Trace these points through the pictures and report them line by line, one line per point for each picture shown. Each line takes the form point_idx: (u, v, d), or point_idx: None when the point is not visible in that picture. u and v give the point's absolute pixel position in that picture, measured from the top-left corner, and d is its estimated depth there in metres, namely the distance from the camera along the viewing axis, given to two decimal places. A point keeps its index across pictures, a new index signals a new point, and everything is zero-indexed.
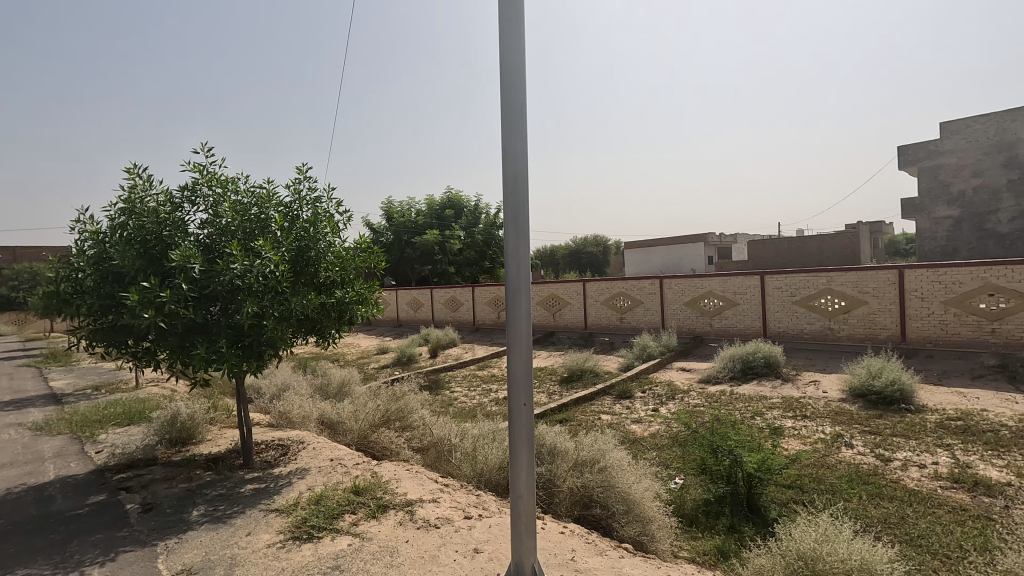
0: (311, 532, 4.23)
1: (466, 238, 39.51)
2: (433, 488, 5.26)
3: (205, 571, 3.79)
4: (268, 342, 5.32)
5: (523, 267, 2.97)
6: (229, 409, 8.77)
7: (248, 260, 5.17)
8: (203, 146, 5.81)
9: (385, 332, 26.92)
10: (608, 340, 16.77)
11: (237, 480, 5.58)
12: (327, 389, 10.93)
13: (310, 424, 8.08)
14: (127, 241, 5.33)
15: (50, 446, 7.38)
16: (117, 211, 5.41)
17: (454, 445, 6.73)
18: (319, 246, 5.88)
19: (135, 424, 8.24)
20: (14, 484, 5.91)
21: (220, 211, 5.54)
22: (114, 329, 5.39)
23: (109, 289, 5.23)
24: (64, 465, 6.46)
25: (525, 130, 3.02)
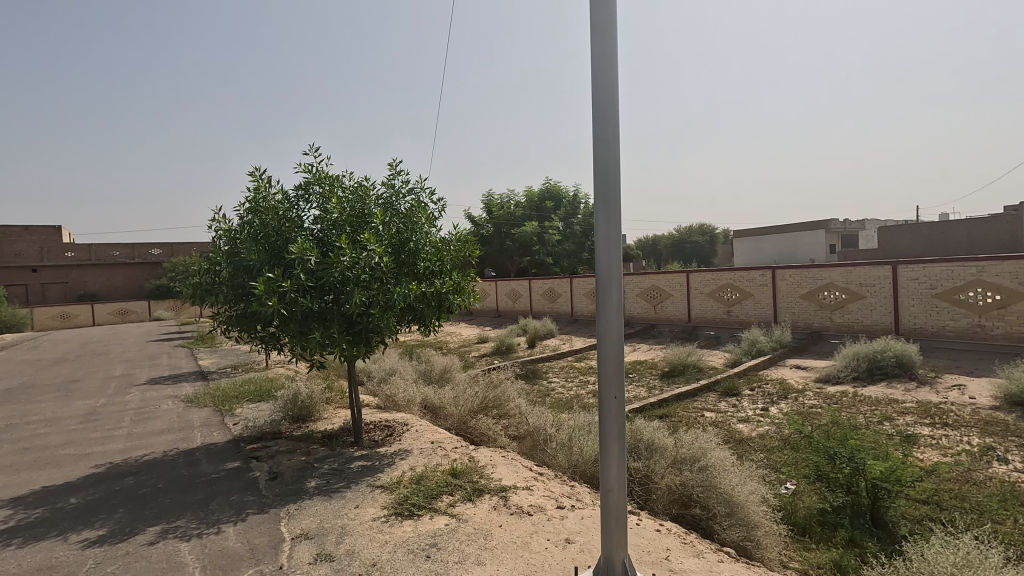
0: (412, 509, 4.47)
1: (565, 229, 39.36)
2: (527, 476, 5.34)
3: (320, 537, 4.14)
4: (375, 329, 5.67)
5: (614, 257, 2.86)
6: (343, 390, 9.51)
7: (355, 253, 5.54)
8: (314, 147, 6.29)
9: (485, 321, 27.74)
10: (714, 334, 15.93)
11: (347, 457, 6.04)
12: (431, 375, 11.48)
13: (414, 408, 8.53)
14: (254, 237, 5.92)
15: (197, 416, 8.45)
16: (245, 210, 6.03)
17: (549, 436, 6.76)
18: (417, 238, 6.16)
19: (265, 401, 9.21)
20: (169, 448, 6.85)
21: (330, 206, 5.97)
22: (246, 316, 6.04)
23: (240, 280, 5.84)
24: (208, 434, 7.38)
25: (617, 115, 2.92)
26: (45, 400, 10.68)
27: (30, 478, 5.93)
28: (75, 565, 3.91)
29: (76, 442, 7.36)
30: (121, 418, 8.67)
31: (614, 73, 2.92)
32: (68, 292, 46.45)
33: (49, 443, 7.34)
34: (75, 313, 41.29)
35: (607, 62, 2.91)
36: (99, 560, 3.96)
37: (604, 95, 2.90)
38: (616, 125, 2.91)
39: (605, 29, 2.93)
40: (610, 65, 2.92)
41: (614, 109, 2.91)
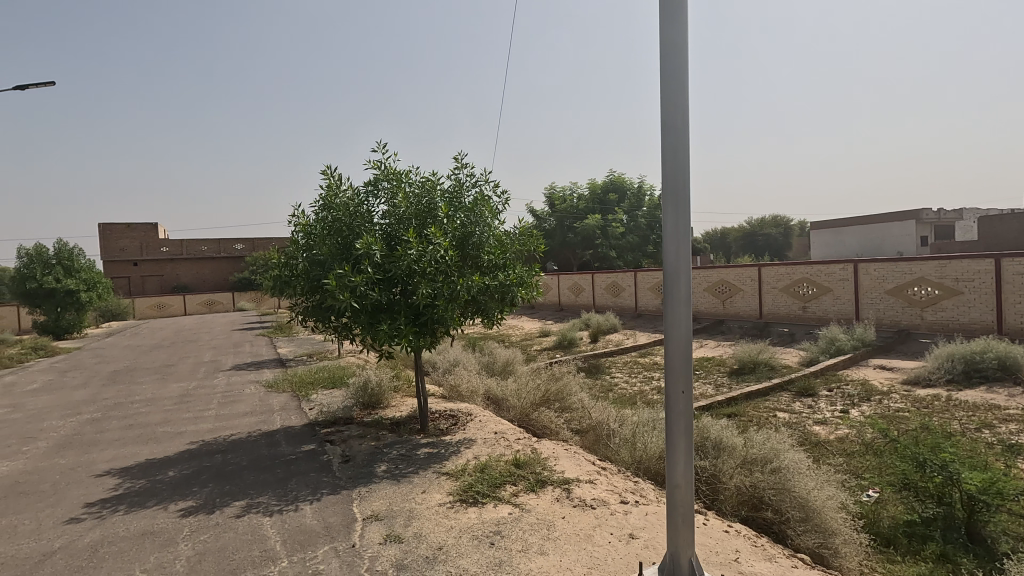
0: (476, 497, 4.57)
1: (629, 222, 38.61)
2: (590, 470, 5.32)
3: (390, 518, 4.32)
4: (440, 321, 5.82)
5: (683, 248, 2.78)
6: (409, 380, 9.82)
7: (421, 246, 5.70)
8: (382, 144, 6.51)
9: (547, 315, 27.77)
10: (788, 331, 15.16)
11: (414, 444, 6.25)
12: (493, 367, 11.64)
13: (477, 399, 8.69)
14: (327, 232, 6.21)
15: (277, 401, 9.01)
16: (319, 206, 6.34)
17: (612, 430, 6.69)
18: (481, 231, 6.25)
19: (337, 388, 9.68)
20: (253, 429, 7.35)
21: (397, 201, 6.16)
22: (320, 307, 6.36)
23: (315, 273, 6.16)
24: (287, 418, 7.86)
25: (686, 101, 2.83)
26: (146, 382, 11.74)
27: (134, 452, 6.54)
28: (173, 532, 4.29)
29: (172, 420, 8.05)
30: (211, 400, 9.39)
31: (683, 57, 2.83)
32: (164, 284, 50.67)
33: (150, 421, 8.07)
34: (170, 303, 44.99)
35: (677, 46, 2.82)
36: (194, 529, 4.32)
37: (674, 80, 2.82)
38: (686, 111, 2.82)
39: (675, 11, 2.84)
40: (680, 50, 2.83)
41: (683, 95, 2.81)
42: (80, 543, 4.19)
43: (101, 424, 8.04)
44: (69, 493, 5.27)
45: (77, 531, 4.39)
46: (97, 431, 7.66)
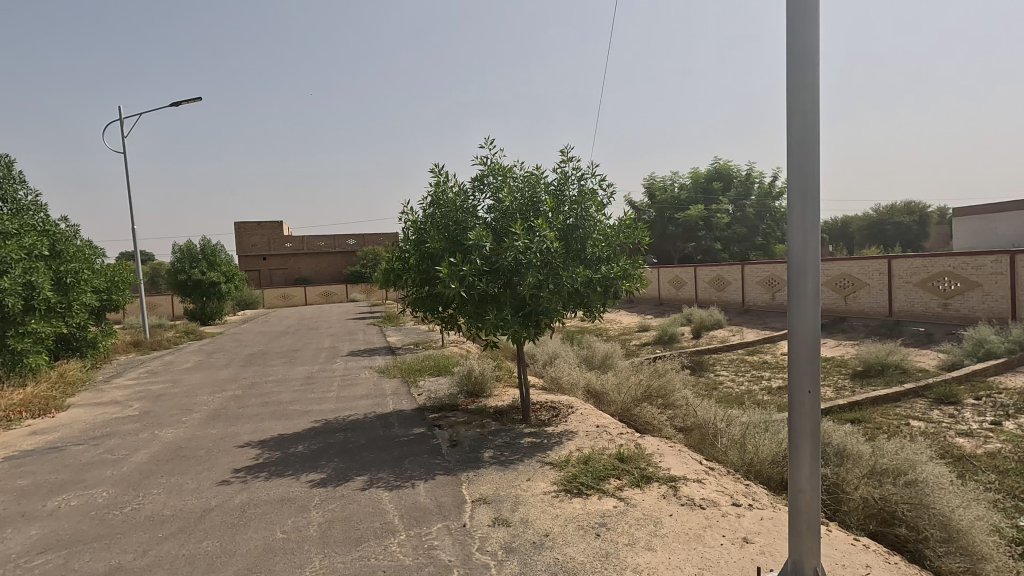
0: (581, 488, 4.61)
1: (736, 211, 36.49)
2: (697, 469, 5.16)
3: (497, 502, 4.49)
4: (544, 312, 5.91)
5: (811, 240, 2.61)
6: (510, 370, 10.06)
7: (527, 238, 5.81)
8: (488, 140, 6.71)
9: (646, 309, 27.08)
10: (924, 331, 13.59)
11: (518, 432, 6.41)
12: (592, 360, 11.60)
13: (577, 392, 8.71)
14: (436, 226, 6.52)
15: (389, 386, 9.64)
16: (428, 201, 6.66)
17: (719, 430, 6.43)
18: (585, 224, 6.26)
19: (443, 376, 10.16)
20: (369, 411, 7.94)
21: (503, 195, 6.31)
22: (430, 298, 6.71)
23: (426, 266, 6.48)
24: (398, 402, 8.39)
25: (817, 81, 2.63)
26: (277, 364, 13.06)
27: (270, 426, 7.33)
28: (306, 500, 4.76)
29: (300, 400, 8.90)
30: (331, 383, 10.25)
31: (814, 33, 2.65)
32: (288, 277, 55.80)
33: (282, 400, 8.98)
34: (294, 294, 49.49)
35: (806, 20, 2.64)
36: (323, 498, 4.78)
37: (801, 57, 2.64)
38: (816, 90, 2.63)
39: None
40: (810, 25, 2.65)
41: (815, 73, 2.63)
42: (232, 503, 4.78)
43: (242, 401, 9.08)
44: (221, 459, 6.03)
45: (229, 492, 5.02)
46: (239, 406, 8.67)
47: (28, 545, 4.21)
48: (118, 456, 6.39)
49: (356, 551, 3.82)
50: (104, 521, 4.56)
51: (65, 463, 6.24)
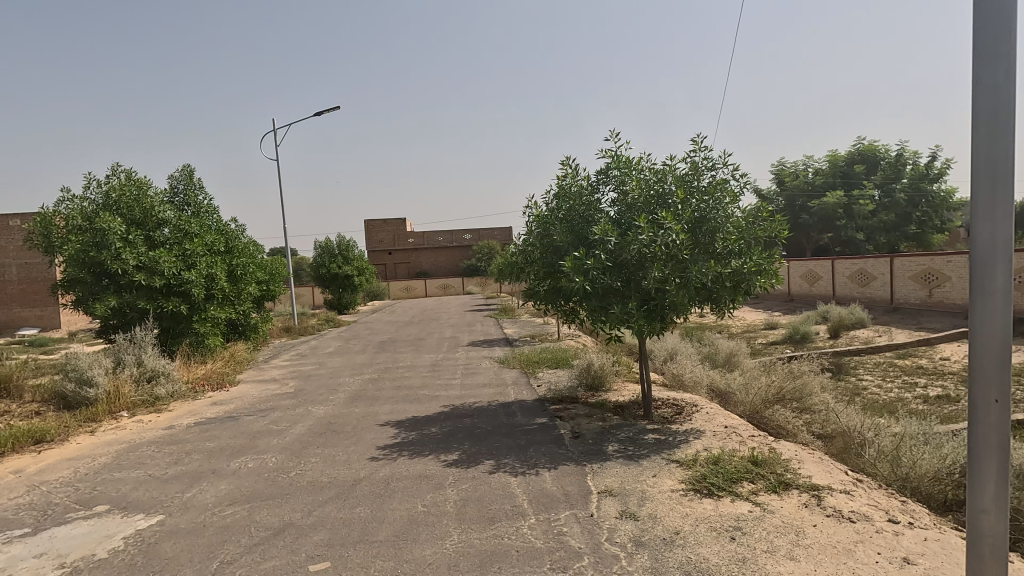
0: (711, 488, 4.48)
1: (883, 197, 32.61)
2: (842, 479, 4.77)
3: (623, 496, 4.50)
4: (671, 307, 5.79)
5: (1000, 232, 2.31)
6: (629, 365, 9.94)
7: (654, 231, 5.72)
8: (614, 132, 6.67)
9: (774, 305, 25.20)
10: None
11: (641, 428, 6.35)
12: (716, 358, 11.09)
13: (701, 390, 8.39)
14: (560, 220, 6.65)
15: (509, 376, 9.99)
16: (553, 196, 6.80)
17: (867, 439, 5.86)
18: (715, 216, 6.02)
19: (561, 368, 10.30)
20: (492, 399, 8.30)
21: (628, 188, 6.27)
22: (553, 290, 6.87)
23: (550, 259, 6.64)
24: (519, 392, 8.68)
25: (1013, 50, 2.31)
26: (405, 351, 14.06)
27: (404, 408, 7.95)
28: (441, 478, 5.13)
29: (429, 385, 9.54)
30: (456, 371, 10.84)
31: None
32: (410, 270, 59.47)
33: (412, 385, 9.69)
34: (416, 286, 52.69)
35: None
36: (456, 478, 5.11)
37: (994, 28, 2.34)
38: (1011, 63, 2.31)
39: None
40: None
41: (1008, 44, 2.31)
42: (377, 475, 5.29)
43: (378, 384, 9.93)
44: (365, 435, 6.68)
45: (374, 465, 5.55)
46: (376, 389, 9.50)
47: (220, 497, 4.99)
48: (281, 427, 7.32)
49: (490, 530, 4.05)
50: (275, 482, 5.27)
51: (241, 430, 7.28)
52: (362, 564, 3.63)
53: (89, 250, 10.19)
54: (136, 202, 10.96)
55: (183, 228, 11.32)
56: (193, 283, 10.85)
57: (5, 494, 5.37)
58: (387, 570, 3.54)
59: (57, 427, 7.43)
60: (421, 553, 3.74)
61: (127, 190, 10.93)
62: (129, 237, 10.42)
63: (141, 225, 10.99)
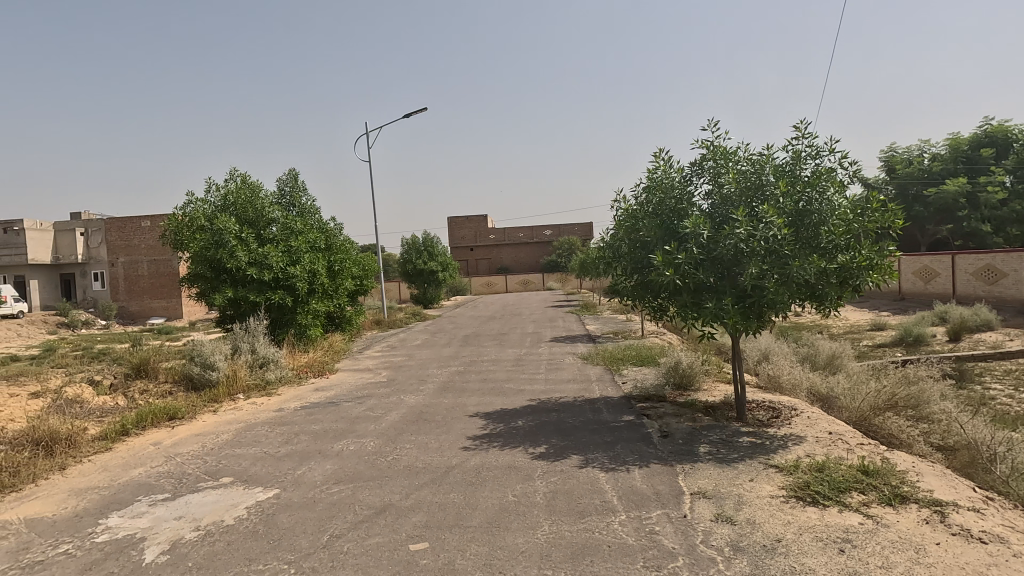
0: (816, 497, 4.23)
1: (1016, 184, 28.91)
2: (970, 496, 4.33)
3: (718, 499, 4.36)
4: (769, 304, 5.50)
5: None
6: (720, 364, 9.56)
7: (752, 225, 5.46)
8: (710, 122, 6.44)
9: (881, 304, 23.18)
10: None
11: (734, 430, 6.10)
12: (815, 360, 10.40)
13: (800, 393, 7.92)
14: (651, 214, 6.53)
15: (594, 372, 9.95)
16: (643, 189, 6.69)
17: (999, 454, 5.27)
18: (821, 208, 5.64)
19: (646, 366, 10.10)
20: (577, 394, 8.31)
21: (724, 180, 6.03)
22: (641, 286, 6.76)
23: (639, 254, 6.53)
24: (604, 388, 8.62)
25: None
26: (489, 345, 14.38)
27: (491, 401, 8.16)
28: (530, 470, 5.23)
29: (513, 379, 9.71)
30: (539, 366, 10.95)
31: None
32: (492, 266, 60.56)
33: (497, 378, 9.91)
34: (497, 282, 53.59)
35: None
36: (545, 470, 5.19)
37: None
38: None
39: None
40: None
41: None
42: (468, 464, 5.48)
43: (465, 376, 10.24)
44: (454, 425, 6.93)
45: (465, 454, 5.75)
46: (463, 381, 9.81)
47: (327, 475, 5.39)
48: (377, 414, 7.76)
49: (580, 523, 4.08)
50: (375, 465, 5.61)
51: (342, 415, 7.80)
52: (458, 546, 3.79)
53: (211, 247, 11.35)
54: (250, 204, 12.10)
55: (289, 227, 12.26)
56: (297, 278, 11.72)
57: (149, 462, 6.13)
58: (481, 554, 3.67)
59: (187, 405, 8.35)
60: (514, 540, 3.85)
61: (242, 193, 12.11)
62: (243, 235, 11.48)
63: (253, 224, 12.08)
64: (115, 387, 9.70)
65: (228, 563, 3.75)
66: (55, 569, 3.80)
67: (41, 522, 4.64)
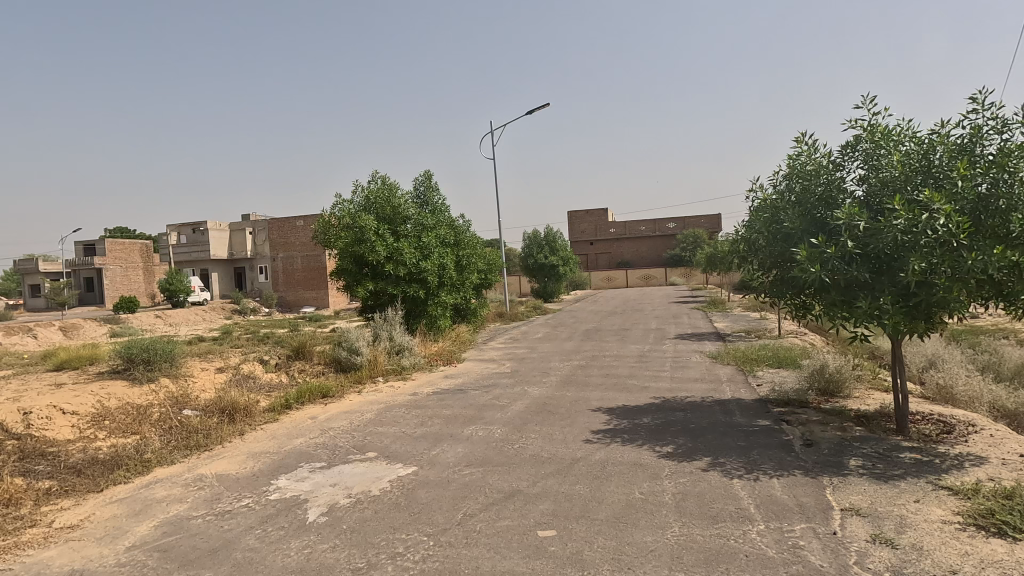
0: (1003, 528, 3.64)
1: None
2: None
3: (875, 519, 3.93)
4: (940, 303, 4.83)
5: None
6: (875, 370, 8.54)
7: (916, 214, 4.79)
8: (867, 99, 5.79)
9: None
10: None
11: (894, 445, 5.43)
12: (999, 370, 8.89)
13: (979, 408, 6.83)
14: (794, 203, 6.04)
15: (724, 372, 9.41)
16: (786, 177, 6.22)
17: None
18: (1010, 191, 4.80)
19: (785, 368, 9.33)
20: (706, 395, 7.93)
21: (882, 163, 5.40)
22: (782, 281, 6.29)
23: (779, 247, 6.09)
24: (737, 390, 8.11)
25: None
26: (611, 341, 14.20)
27: (614, 396, 8.07)
28: (657, 468, 5.10)
29: (637, 376, 9.51)
30: (664, 363, 10.60)
31: None
32: (612, 261, 59.62)
33: (620, 374, 9.77)
34: (617, 276, 52.69)
35: None
36: (673, 470, 5.03)
37: None
38: None
39: None
40: None
41: None
42: (593, 457, 5.49)
43: (587, 370, 10.24)
44: (578, 419, 6.97)
45: (590, 448, 5.77)
46: (585, 375, 9.81)
47: (459, 458, 5.72)
48: (503, 403, 8.05)
49: (714, 528, 3.91)
50: (503, 451, 5.84)
51: (470, 402, 8.21)
52: (586, 537, 3.83)
53: (355, 243, 12.37)
54: (388, 202, 12.89)
55: (421, 223, 13.18)
56: (429, 272, 12.58)
57: (308, 434, 6.94)
58: (609, 548, 3.67)
59: (337, 386, 9.30)
60: (643, 538, 3.79)
61: (381, 192, 12.90)
62: (382, 232, 12.38)
63: (391, 222, 12.96)
64: (279, 365, 11.11)
65: (376, 529, 4.14)
66: (241, 518, 4.47)
67: (228, 477, 5.47)
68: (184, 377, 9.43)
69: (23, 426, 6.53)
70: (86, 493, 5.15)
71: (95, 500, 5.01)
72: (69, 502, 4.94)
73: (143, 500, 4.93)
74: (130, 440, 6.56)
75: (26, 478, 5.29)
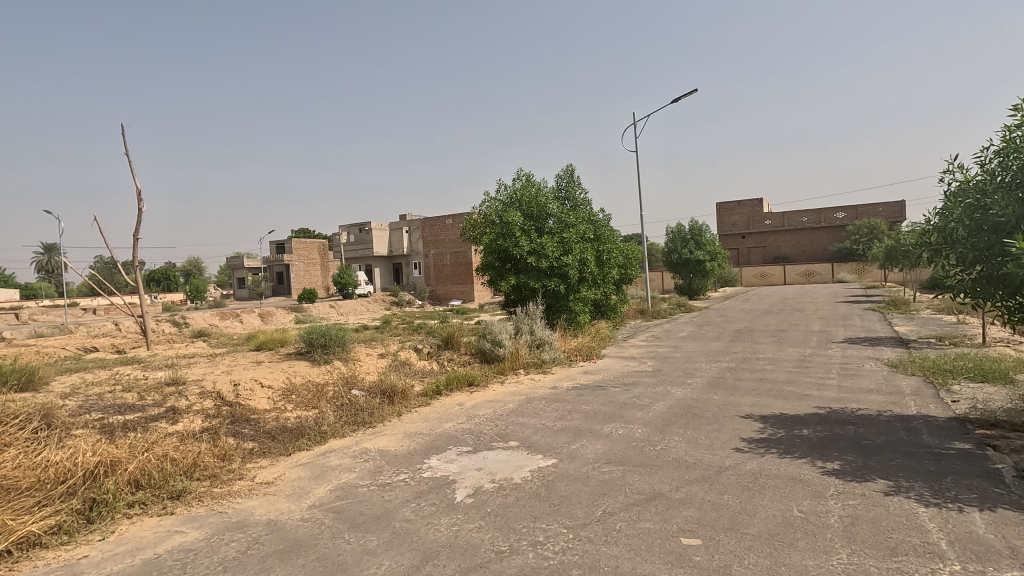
0: None
1: None
2: None
3: None
4: None
5: None
6: None
7: None
8: None
9: None
10: None
11: None
12: None
13: None
14: (1010, 187, 5.04)
15: (907, 384, 8.16)
16: (997, 158, 5.24)
17: None
18: None
19: (990, 382, 7.84)
20: (883, 408, 6.96)
21: None
22: (989, 279, 5.28)
23: (986, 239, 5.10)
24: (923, 405, 6.98)
25: None
26: (766, 343, 13.05)
27: (769, 403, 7.43)
28: (821, 486, 4.60)
29: (797, 382, 8.64)
30: (830, 370, 9.51)
31: None
32: (767, 256, 54.83)
33: (777, 379, 8.98)
34: (773, 274, 48.35)
35: None
36: (840, 491, 4.50)
37: None
38: None
39: None
40: None
41: None
42: (744, 467, 5.12)
43: (737, 373, 9.54)
44: (727, 424, 6.55)
45: (740, 457, 5.37)
46: (735, 378, 9.18)
47: (599, 454, 5.69)
48: (645, 402, 7.82)
49: (892, 561, 3.42)
50: (644, 452, 5.68)
51: (610, 399, 8.11)
52: (735, 552, 3.58)
53: (499, 241, 12.88)
54: (530, 200, 13.23)
55: (563, 220, 13.32)
56: (569, 266, 12.71)
57: (455, 419, 7.40)
58: (762, 565, 3.40)
59: (481, 376, 9.77)
60: (802, 561, 3.45)
61: (524, 190, 13.25)
62: (526, 229, 12.76)
63: (534, 218, 13.28)
64: (429, 353, 11.98)
65: (518, 516, 4.29)
66: (398, 492, 4.92)
67: (388, 453, 6.06)
68: (352, 360, 10.62)
69: (234, 395, 7.88)
70: (278, 456, 6.06)
71: (285, 462, 5.88)
72: (266, 462, 5.86)
73: (321, 467, 5.66)
74: (310, 414, 7.57)
75: (237, 438, 6.38)
